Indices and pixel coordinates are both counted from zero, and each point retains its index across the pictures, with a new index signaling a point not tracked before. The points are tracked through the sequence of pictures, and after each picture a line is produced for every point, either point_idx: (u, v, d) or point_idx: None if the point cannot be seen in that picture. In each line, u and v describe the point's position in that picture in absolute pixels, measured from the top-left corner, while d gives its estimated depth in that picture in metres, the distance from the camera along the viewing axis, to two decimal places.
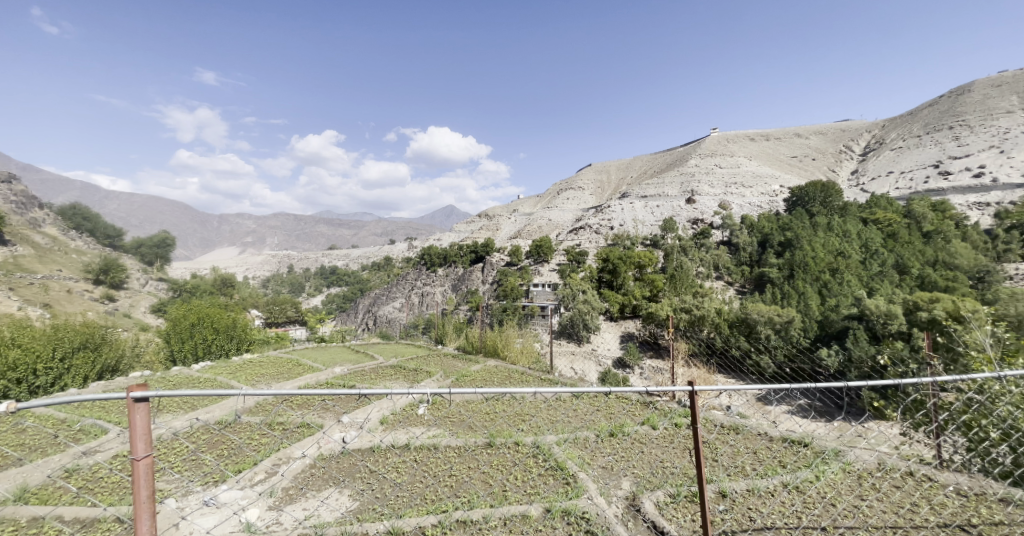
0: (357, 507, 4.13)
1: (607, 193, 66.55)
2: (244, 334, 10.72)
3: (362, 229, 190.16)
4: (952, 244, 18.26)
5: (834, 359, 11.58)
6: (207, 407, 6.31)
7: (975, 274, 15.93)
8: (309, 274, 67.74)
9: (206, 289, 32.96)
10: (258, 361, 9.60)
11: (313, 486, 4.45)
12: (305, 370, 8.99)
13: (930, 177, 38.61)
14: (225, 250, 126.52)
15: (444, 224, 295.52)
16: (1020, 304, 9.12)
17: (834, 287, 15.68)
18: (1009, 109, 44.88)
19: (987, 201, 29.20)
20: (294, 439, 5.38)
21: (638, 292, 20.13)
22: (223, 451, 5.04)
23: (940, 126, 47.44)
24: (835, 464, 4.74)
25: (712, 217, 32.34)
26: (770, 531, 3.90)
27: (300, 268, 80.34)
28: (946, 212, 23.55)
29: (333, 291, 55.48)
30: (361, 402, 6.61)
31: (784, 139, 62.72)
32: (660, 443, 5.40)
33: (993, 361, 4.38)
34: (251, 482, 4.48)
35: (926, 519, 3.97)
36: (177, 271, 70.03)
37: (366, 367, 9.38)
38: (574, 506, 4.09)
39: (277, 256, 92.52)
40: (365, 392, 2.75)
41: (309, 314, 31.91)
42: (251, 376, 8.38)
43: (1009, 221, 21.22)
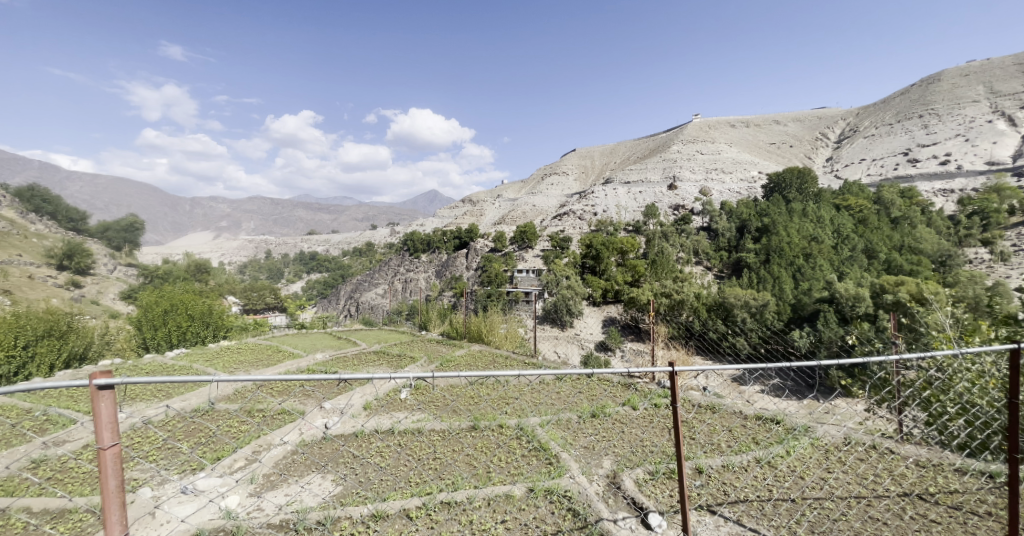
0: (340, 491, 4.21)
1: (590, 179, 66.68)
2: (220, 321, 10.61)
3: (343, 214, 187.69)
4: (918, 229, 18.93)
5: (805, 340, 12.13)
6: (183, 395, 6.28)
7: (937, 259, 16.69)
8: (287, 260, 66.70)
9: (179, 275, 32.27)
10: (235, 348, 9.53)
11: (295, 472, 4.50)
12: (285, 357, 9.00)
13: (900, 164, 39.66)
14: (199, 235, 123.42)
15: (426, 209, 293.41)
16: (976, 287, 9.64)
17: (807, 271, 16.07)
18: (975, 98, 46.18)
19: (952, 188, 30.13)
20: (274, 425, 5.43)
21: (620, 277, 20.38)
22: (200, 439, 5.06)
23: (911, 114, 48.55)
24: (805, 440, 4.99)
25: (693, 203, 32.70)
26: (742, 504, 4.10)
27: (278, 253, 79.08)
28: (913, 198, 24.33)
29: (313, 276, 54.77)
30: (343, 387, 6.67)
31: (764, 126, 63.44)
32: (640, 423, 5.59)
33: (952, 339, 4.62)
34: (230, 469, 4.53)
35: (888, 489, 4.20)
36: (148, 256, 68.08)
37: (348, 352, 9.43)
38: (556, 486, 4.22)
39: (254, 240, 90.72)
40: (344, 377, 2.63)
41: (287, 301, 31.53)
42: (229, 363, 8.34)
43: (971, 207, 22.04)
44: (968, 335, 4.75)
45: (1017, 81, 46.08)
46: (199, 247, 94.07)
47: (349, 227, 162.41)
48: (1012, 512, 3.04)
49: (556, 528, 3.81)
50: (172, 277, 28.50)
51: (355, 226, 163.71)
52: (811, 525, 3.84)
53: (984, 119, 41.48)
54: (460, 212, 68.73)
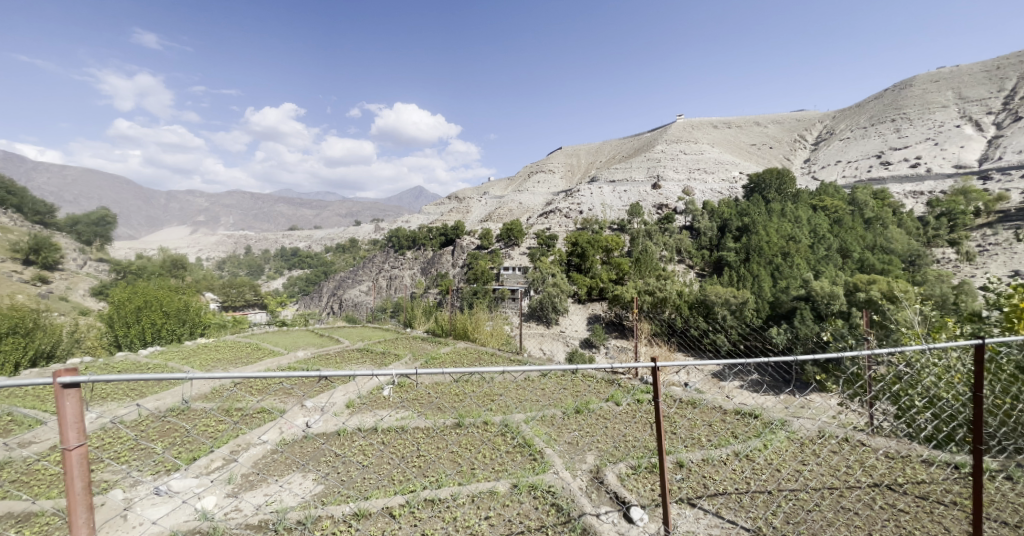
0: (321, 491, 4.22)
1: (575, 177, 66.96)
2: (196, 318, 10.43)
3: (326, 210, 185.52)
4: (889, 230, 19.46)
5: (782, 337, 12.30)
6: (157, 394, 6.18)
7: (908, 258, 17.29)
8: (268, 256, 65.64)
9: (155, 270, 31.60)
10: (213, 346, 9.41)
11: (274, 472, 4.50)
12: (265, 354, 8.93)
13: (874, 166, 40.66)
14: (176, 229, 120.46)
15: (412, 205, 291.27)
16: (942, 286, 10.01)
17: (784, 271, 16.38)
18: (945, 103, 47.54)
19: (921, 190, 30.98)
20: (254, 424, 5.40)
21: (605, 275, 20.56)
22: (174, 440, 5.01)
23: (884, 118, 49.78)
24: (781, 433, 5.15)
25: (677, 202, 33.10)
26: (721, 496, 4.22)
27: (258, 249, 77.71)
28: (885, 200, 24.97)
29: (295, 273, 54.01)
30: (325, 386, 6.64)
31: (745, 127, 64.38)
32: (623, 418, 5.70)
33: (919, 335, 4.80)
34: (206, 470, 4.50)
35: (859, 480, 4.35)
36: (120, 251, 66.29)
37: (330, 350, 9.40)
38: (540, 481, 4.29)
39: (233, 236, 89.00)
40: (321, 376, 2.62)
41: (267, 298, 31.08)
42: (206, 361, 8.24)
43: (940, 209, 22.72)
44: (935, 332, 4.93)
45: (984, 88, 47.58)
46: (176, 242, 91.92)
47: (332, 223, 160.61)
48: (976, 507, 3.14)
49: (538, 522, 3.88)
50: (146, 273, 27.91)
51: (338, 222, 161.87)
52: (786, 516, 3.96)
53: (953, 124, 42.73)
54: (446, 209, 68.45)
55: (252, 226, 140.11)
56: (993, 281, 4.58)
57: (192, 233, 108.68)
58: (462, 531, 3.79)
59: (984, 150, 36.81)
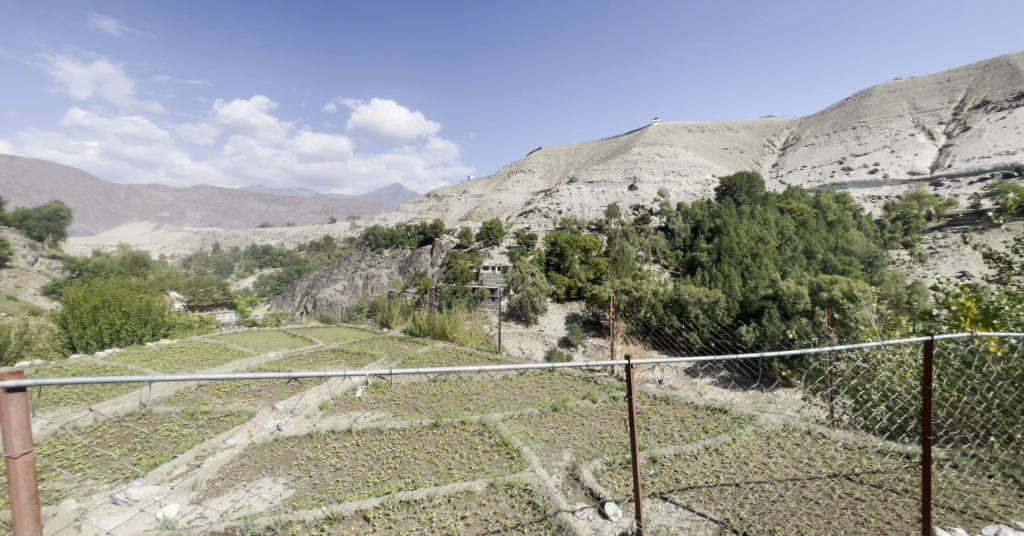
0: (292, 495, 4.22)
1: (554, 177, 67.37)
2: (159, 318, 10.20)
3: (301, 207, 181.92)
4: (850, 233, 20.27)
5: (751, 335, 12.79)
6: (116, 398, 6.07)
7: (866, 259, 18.23)
8: (237, 254, 63.95)
9: (116, 267, 30.50)
10: (177, 347, 9.25)
11: (242, 478, 4.47)
12: (234, 356, 8.82)
13: (836, 171, 42.12)
14: (139, 225, 116.13)
15: (389, 203, 288.06)
16: (894, 288, 10.65)
17: (754, 271, 16.83)
18: (903, 111, 49.66)
19: (879, 194, 32.25)
20: (220, 428, 5.35)
21: (583, 275, 20.82)
22: (134, 446, 4.92)
23: (845, 125, 51.69)
24: (749, 428, 5.37)
25: (652, 204, 33.67)
26: (691, 490, 4.38)
27: (226, 246, 75.63)
28: (847, 204, 25.97)
29: (266, 272, 52.85)
30: (297, 388, 6.60)
31: (718, 131, 65.90)
32: (598, 415, 5.85)
33: (876, 332, 5.09)
34: (170, 476, 4.44)
35: (820, 471, 4.57)
36: (76, 248, 63.47)
37: (303, 351, 9.33)
38: (516, 480, 4.38)
39: (201, 233, 86.36)
40: (288, 378, 2.57)
41: (236, 298, 30.33)
42: (170, 363, 8.10)
43: (896, 212, 23.79)
44: (889, 329, 5.22)
45: (937, 99, 49.75)
46: (137, 238, 88.56)
47: (307, 220, 157.86)
48: (925, 502, 3.28)
49: (515, 520, 3.96)
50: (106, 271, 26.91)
51: (313, 219, 159.14)
52: (752, 507, 4.13)
53: (909, 132, 44.69)
54: (424, 207, 67.92)
55: (222, 222, 136.38)
56: (942, 281, 4.86)
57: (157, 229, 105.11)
58: (438, 532, 3.84)
59: (936, 158, 38.52)
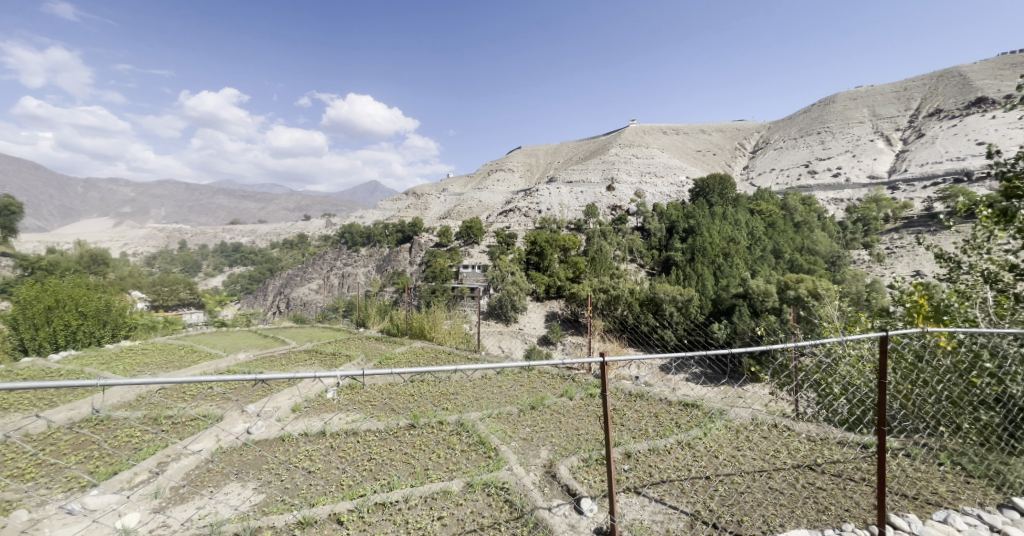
0: (261, 501, 4.20)
1: (533, 177, 67.67)
2: (120, 319, 9.95)
3: (275, 204, 178.04)
4: (815, 234, 21.03)
5: (723, 332, 13.21)
6: (71, 403, 5.91)
7: (829, 259, 18.97)
8: (205, 253, 61.98)
9: (77, 265, 29.25)
10: (139, 349, 9.04)
11: (207, 484, 4.44)
12: (201, 358, 8.67)
13: (802, 174, 43.35)
14: (101, 220, 111.33)
15: (366, 200, 284.15)
16: (853, 288, 11.16)
17: (725, 270, 17.24)
18: (866, 116, 51.60)
19: (842, 197, 33.40)
20: (186, 432, 5.28)
21: (562, 273, 21.03)
22: (90, 453, 4.81)
23: (812, 130, 53.40)
24: (719, 422, 5.57)
25: (629, 204, 34.12)
26: (664, 484, 4.53)
27: (194, 244, 73.22)
28: (812, 205, 26.89)
29: (236, 271, 51.43)
30: (269, 391, 6.54)
31: (692, 133, 67.21)
32: (574, 412, 5.98)
33: (837, 329, 5.34)
34: (130, 484, 4.37)
35: (785, 462, 4.76)
36: (29, 245, 60.22)
37: (276, 352, 9.22)
38: (493, 479, 4.46)
39: (167, 230, 83.28)
40: (251, 379, 2.59)
41: (204, 298, 29.40)
42: (131, 366, 7.91)
43: (857, 214, 24.77)
44: (850, 326, 5.49)
45: (896, 105, 51.87)
46: (94, 235, 84.55)
47: (281, 217, 154.60)
48: (879, 491, 3.45)
49: (491, 519, 4.04)
50: (62, 269, 25.74)
51: (287, 216, 155.97)
52: (721, 499, 4.29)
53: (871, 137, 46.39)
54: (404, 205, 67.39)
55: (190, 219, 132.11)
56: (897, 280, 5.11)
57: (118, 226, 100.68)
58: (413, 533, 3.89)
59: (894, 162, 40.12)
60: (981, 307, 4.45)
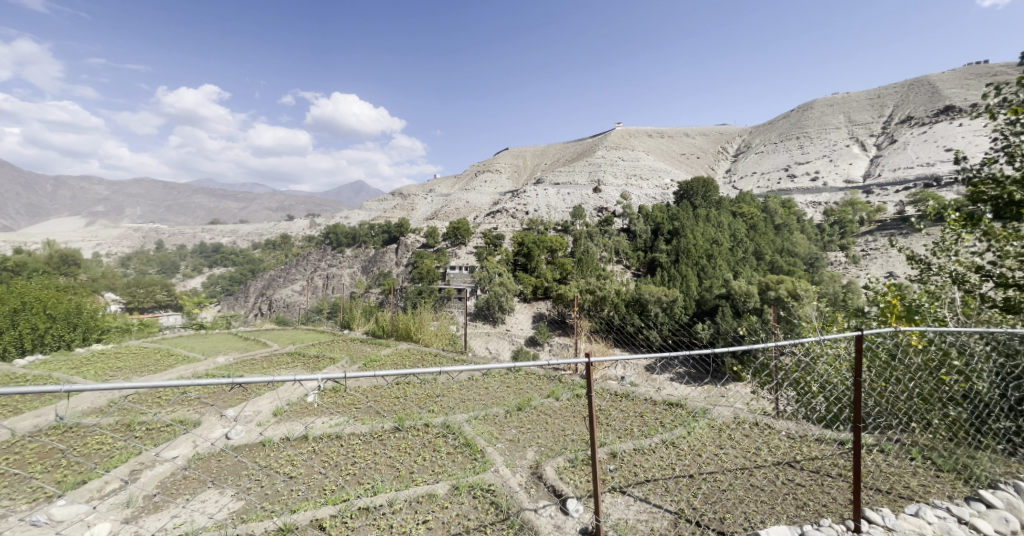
0: (240, 508, 4.20)
1: (521, 179, 67.87)
2: (91, 322, 9.78)
3: (257, 204, 175.33)
4: (795, 237, 21.50)
5: (707, 331, 13.47)
6: (37, 410, 5.82)
7: (808, 261, 19.42)
8: (183, 254, 60.59)
9: (47, 266, 28.37)
10: (112, 353, 8.90)
11: (183, 491, 4.42)
12: (178, 361, 8.58)
13: (783, 178, 44.09)
14: (72, 219, 107.86)
15: (351, 200, 281.12)
16: (832, 290, 11.47)
17: (709, 271, 17.51)
18: (843, 122, 52.83)
19: (819, 200, 34.15)
20: (161, 439, 5.24)
21: (549, 275, 21.16)
22: (55, 463, 4.73)
23: (792, 134, 54.47)
24: (703, 421, 5.72)
25: (615, 206, 34.42)
26: (648, 482, 4.63)
27: (171, 245, 71.47)
28: (791, 208, 27.46)
29: (215, 272, 50.41)
30: (250, 394, 6.54)
31: (677, 137, 68.05)
32: (561, 412, 6.08)
33: (816, 329, 5.51)
34: (101, 493, 4.32)
35: (766, 460, 4.89)
36: None
37: (256, 355, 9.15)
38: (479, 481, 4.52)
39: (143, 231, 81.20)
40: (227, 382, 2.58)
41: (182, 300, 28.76)
42: (103, 371, 7.79)
43: (834, 218, 25.35)
44: (827, 326, 5.68)
45: (872, 111, 53.23)
46: (65, 235, 81.99)
47: (264, 217, 152.43)
48: (853, 486, 3.57)
49: (477, 522, 4.09)
50: (33, 267, 25.13)
51: (269, 216, 153.68)
52: (704, 496, 4.40)
53: (848, 141, 47.48)
54: (390, 206, 66.98)
55: (169, 218, 129.51)
56: (872, 281, 5.27)
57: (91, 226, 98.14)
58: None
59: (868, 167, 41.13)
60: (949, 307, 4.66)
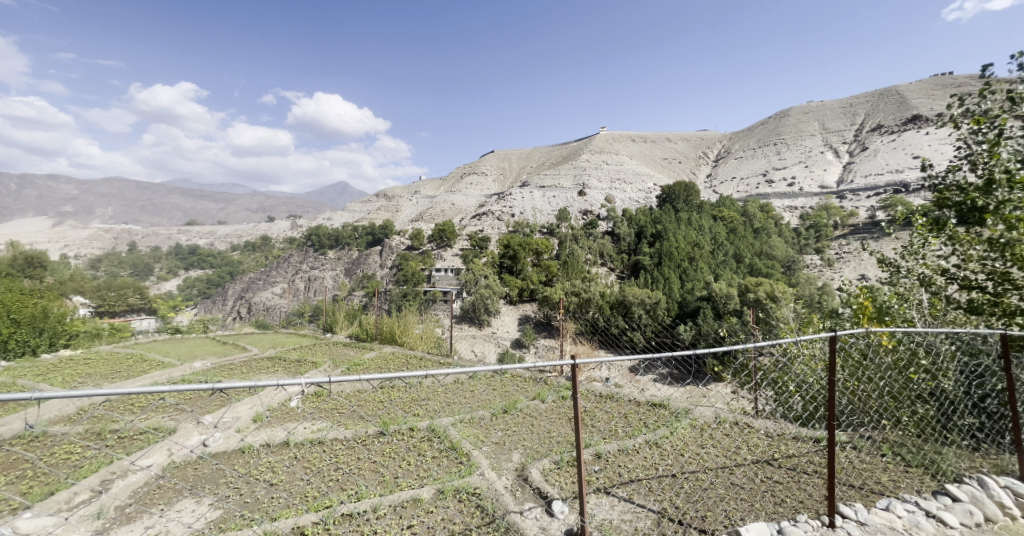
0: (218, 517, 4.18)
1: (507, 181, 67.97)
2: (57, 327, 9.56)
3: (238, 205, 172.18)
4: (772, 240, 21.97)
5: (689, 333, 13.68)
6: (1, 419, 5.70)
7: (785, 264, 19.98)
8: (158, 256, 59.04)
9: (13, 267, 27.34)
10: (81, 360, 8.71)
11: (157, 501, 4.37)
12: (152, 367, 8.45)
13: (761, 182, 45.00)
14: (41, 219, 104.22)
15: (334, 202, 277.80)
16: (808, 293, 11.81)
17: (691, 273, 17.80)
18: (820, 128, 54.18)
19: (796, 204, 34.93)
20: (134, 447, 5.18)
21: (535, 277, 21.21)
22: (22, 473, 4.65)
23: (771, 139, 55.64)
24: (685, 421, 5.84)
25: (599, 209, 34.70)
26: (633, 483, 4.73)
27: (144, 247, 69.58)
28: (769, 212, 28.06)
29: (192, 275, 49.28)
30: (228, 400, 6.50)
31: (660, 142, 68.95)
32: (546, 414, 6.16)
33: (794, 330, 5.67)
34: (69, 505, 4.24)
35: (745, 458, 5.02)
36: None
37: (235, 359, 9.04)
38: (464, 485, 4.56)
39: (115, 232, 78.88)
40: (203, 390, 2.57)
41: (157, 304, 28.06)
42: (72, 377, 7.64)
43: (809, 221, 25.98)
44: (804, 326, 5.87)
45: (847, 118, 54.73)
46: (31, 235, 79.03)
47: (243, 218, 149.82)
48: (828, 482, 3.69)
49: (463, 525, 4.13)
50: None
51: (250, 218, 151.15)
52: (687, 495, 4.49)
53: (824, 147, 48.73)
54: (374, 207, 66.39)
55: (143, 219, 126.17)
56: (846, 284, 5.45)
57: (57, 226, 94.66)
58: None
59: (842, 172, 42.23)
60: (916, 308, 4.86)
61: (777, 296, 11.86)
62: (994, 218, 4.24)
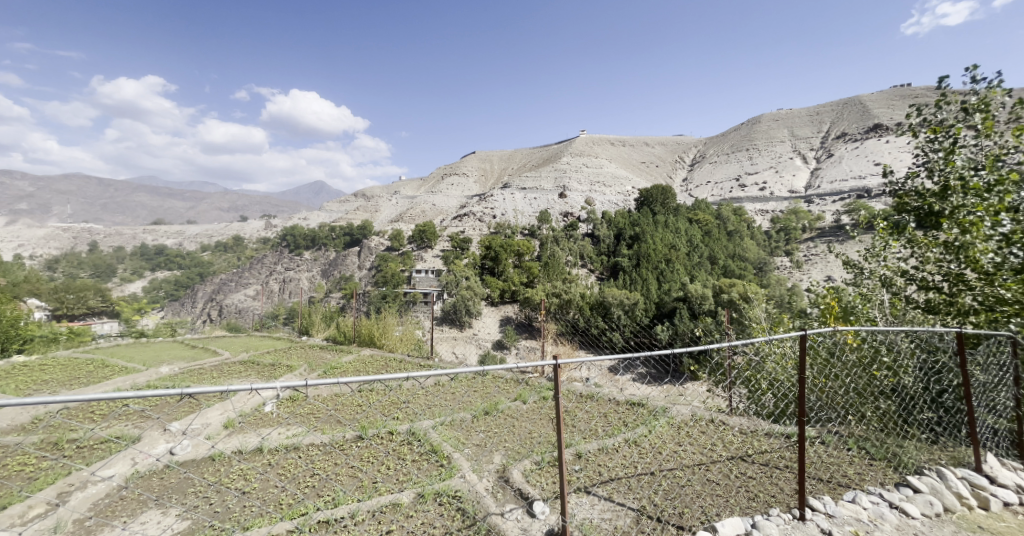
0: (186, 528, 4.15)
1: (488, 182, 67.95)
2: (9, 332, 9.22)
3: (210, 204, 167.75)
4: (745, 243, 22.53)
5: (665, 333, 13.91)
6: None
7: (757, 266, 20.61)
8: (123, 258, 56.89)
9: None
10: (38, 366, 8.42)
11: (121, 512, 4.30)
12: (116, 373, 8.26)
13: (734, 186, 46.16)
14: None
15: (311, 202, 273.28)
16: (778, 294, 12.17)
17: (668, 275, 18.13)
18: (791, 133, 55.77)
19: (767, 208, 35.84)
20: (95, 457, 5.08)
21: (516, 278, 21.21)
22: None
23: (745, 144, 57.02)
24: (663, 419, 5.99)
25: (580, 211, 35.00)
26: (612, 481, 4.84)
27: (108, 248, 66.96)
28: (742, 214, 28.75)
29: (160, 276, 47.70)
30: (199, 406, 6.41)
31: (638, 145, 69.98)
32: (527, 415, 6.25)
33: (766, 330, 5.87)
34: (23, 519, 4.14)
35: (721, 455, 5.18)
36: None
37: (205, 364, 8.89)
38: (445, 488, 4.61)
39: (77, 232, 75.71)
40: (170, 395, 2.55)
41: (124, 307, 27.10)
42: (28, 385, 7.40)
43: (779, 224, 26.75)
44: (775, 326, 6.10)
45: (816, 124, 56.47)
46: None
47: (216, 218, 146.01)
48: (798, 476, 3.83)
49: (443, 529, 4.17)
50: None
51: (223, 218, 147.47)
52: (665, 492, 4.62)
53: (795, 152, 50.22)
54: (353, 207, 65.51)
55: (110, 218, 121.86)
56: (814, 285, 5.67)
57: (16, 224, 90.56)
58: None
59: (810, 177, 43.55)
60: (880, 308, 5.09)
61: (750, 297, 12.17)
62: (949, 222, 4.48)
